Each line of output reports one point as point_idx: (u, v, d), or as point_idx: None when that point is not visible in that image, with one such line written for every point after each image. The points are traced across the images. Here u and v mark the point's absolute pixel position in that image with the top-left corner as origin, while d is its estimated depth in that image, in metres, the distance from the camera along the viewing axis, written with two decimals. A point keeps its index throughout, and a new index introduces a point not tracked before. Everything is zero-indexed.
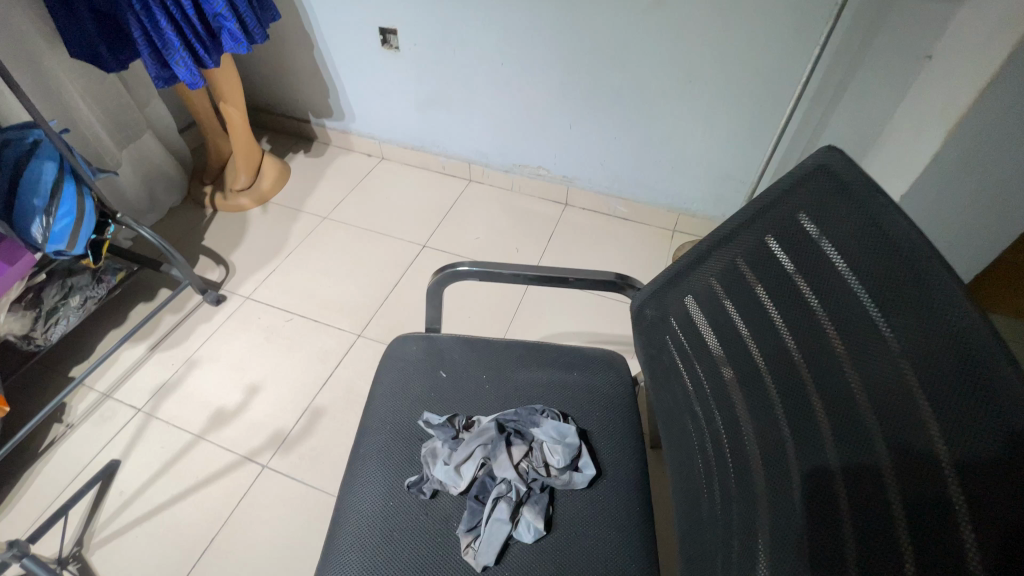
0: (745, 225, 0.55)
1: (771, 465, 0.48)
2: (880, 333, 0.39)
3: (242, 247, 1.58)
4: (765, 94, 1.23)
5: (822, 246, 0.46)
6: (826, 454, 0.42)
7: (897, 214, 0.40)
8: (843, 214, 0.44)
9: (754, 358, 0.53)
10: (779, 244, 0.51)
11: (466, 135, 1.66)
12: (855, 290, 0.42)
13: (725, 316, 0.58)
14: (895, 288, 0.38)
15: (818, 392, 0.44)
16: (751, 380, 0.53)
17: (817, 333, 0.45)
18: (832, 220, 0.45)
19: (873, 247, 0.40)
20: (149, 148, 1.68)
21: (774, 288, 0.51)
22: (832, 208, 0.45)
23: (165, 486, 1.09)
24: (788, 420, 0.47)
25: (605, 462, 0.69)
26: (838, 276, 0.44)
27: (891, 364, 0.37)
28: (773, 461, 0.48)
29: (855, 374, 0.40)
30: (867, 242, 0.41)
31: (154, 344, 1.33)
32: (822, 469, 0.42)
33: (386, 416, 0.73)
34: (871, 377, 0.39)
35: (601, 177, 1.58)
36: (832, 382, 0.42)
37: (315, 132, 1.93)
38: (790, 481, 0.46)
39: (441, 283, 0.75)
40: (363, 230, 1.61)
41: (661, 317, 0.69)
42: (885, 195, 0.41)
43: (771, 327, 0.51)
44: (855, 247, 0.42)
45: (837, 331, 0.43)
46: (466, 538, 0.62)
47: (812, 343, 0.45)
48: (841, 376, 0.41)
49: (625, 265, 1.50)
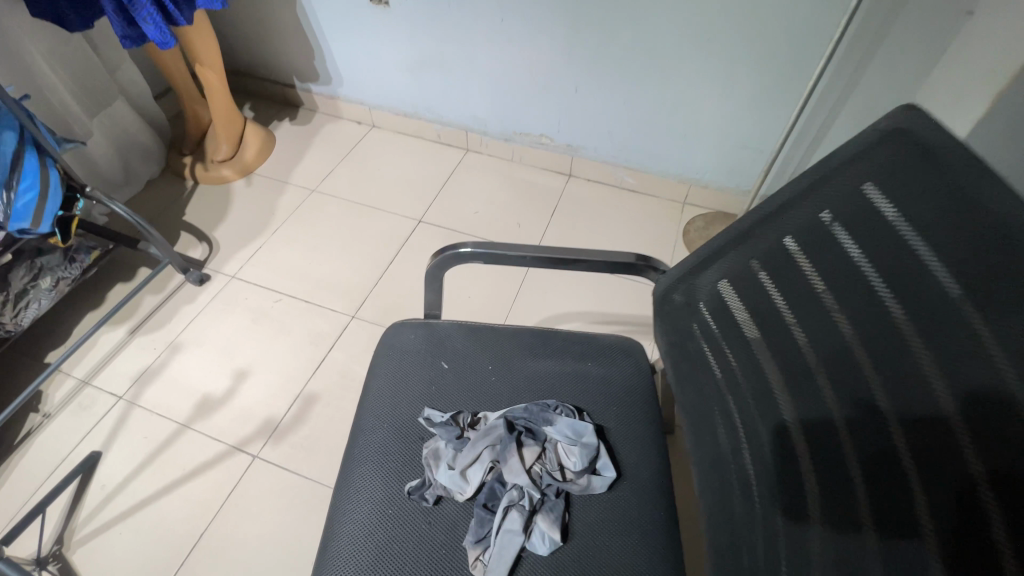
0: (792, 200, 0.47)
1: (828, 476, 0.42)
2: (978, 334, 0.31)
3: (226, 222, 1.48)
4: (789, 53, 1.13)
5: (894, 226, 0.38)
6: (904, 474, 0.35)
7: (1000, 185, 0.32)
8: (926, 184, 0.35)
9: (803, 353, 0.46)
10: (838, 223, 0.43)
11: (462, 100, 1.54)
12: (943, 280, 0.34)
13: (766, 305, 0.51)
14: (1002, 280, 0.31)
15: (891, 398, 0.37)
16: (799, 377, 0.47)
17: (889, 330, 0.38)
18: (910, 195, 0.37)
19: (969, 229, 0.33)
20: (121, 115, 1.56)
21: (830, 274, 0.43)
22: (909, 180, 0.37)
23: (150, 479, 1.03)
24: (850, 430, 0.40)
25: (624, 463, 0.63)
26: (917, 262, 0.36)
27: (996, 373, 0.30)
28: (832, 474, 0.42)
29: (943, 382, 0.33)
30: (958, 223, 0.33)
31: (135, 328, 1.26)
32: (902, 491, 0.36)
33: (383, 413, 0.66)
34: (966, 386, 0.32)
35: (607, 145, 1.48)
36: (909, 386, 0.36)
37: (300, 98, 1.80)
38: (856, 501, 0.39)
39: (441, 266, 0.67)
40: (354, 204, 1.52)
41: (690, 303, 0.61)
42: (983, 163, 0.33)
43: (827, 320, 0.44)
44: (942, 228, 0.34)
45: (918, 329, 0.35)
46: (474, 551, 0.56)
47: (882, 341, 0.38)
48: (925, 383, 0.35)
49: (633, 240, 1.43)
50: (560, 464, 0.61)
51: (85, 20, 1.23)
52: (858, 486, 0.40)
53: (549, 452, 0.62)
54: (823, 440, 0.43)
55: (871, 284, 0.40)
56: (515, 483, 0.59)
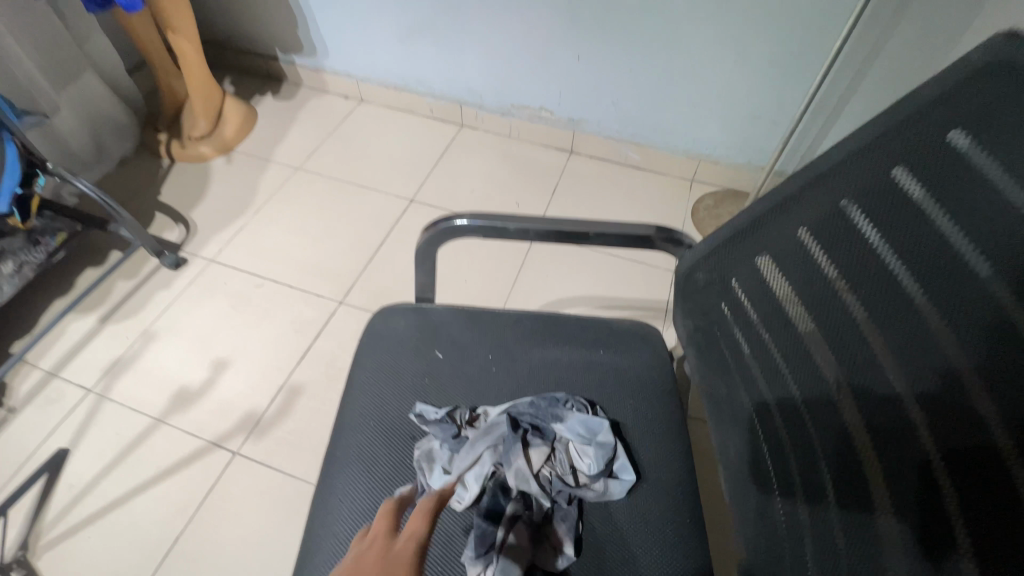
0: (853, 154, 0.40)
1: (901, 486, 0.34)
2: None
3: (204, 203, 1.39)
4: (811, 15, 1.04)
5: (991, 173, 0.31)
6: (1005, 480, 0.28)
7: None
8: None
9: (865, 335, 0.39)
10: (915, 177, 0.35)
11: (456, 71, 1.45)
12: None
13: (817, 280, 0.43)
14: None
15: (984, 385, 0.30)
16: (860, 365, 0.39)
17: (983, 301, 0.30)
18: (1009, 134, 0.30)
19: None
20: (92, 89, 1.45)
21: (903, 239, 0.36)
22: (1012, 115, 0.30)
23: (122, 478, 0.95)
24: (928, 425, 0.33)
25: (644, 463, 0.55)
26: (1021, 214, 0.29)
27: None
28: (904, 478, 0.34)
29: None
30: None
31: (105, 315, 1.16)
32: (1000, 500, 0.28)
33: (369, 409, 0.59)
34: None
35: (611, 119, 1.39)
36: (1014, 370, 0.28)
37: (283, 71, 1.70)
38: (935, 512, 0.32)
39: (433, 242, 0.59)
40: (342, 182, 1.43)
41: (720, 282, 0.54)
42: None
43: (898, 293, 0.36)
44: None
45: None
46: (476, 567, 0.48)
47: (973, 315, 0.31)
48: None
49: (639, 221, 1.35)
50: (572, 466, 0.54)
51: None
52: (943, 498, 0.31)
53: (557, 454, 0.55)
54: (893, 440, 0.35)
55: (959, 246, 0.32)
56: (521, 490, 0.52)
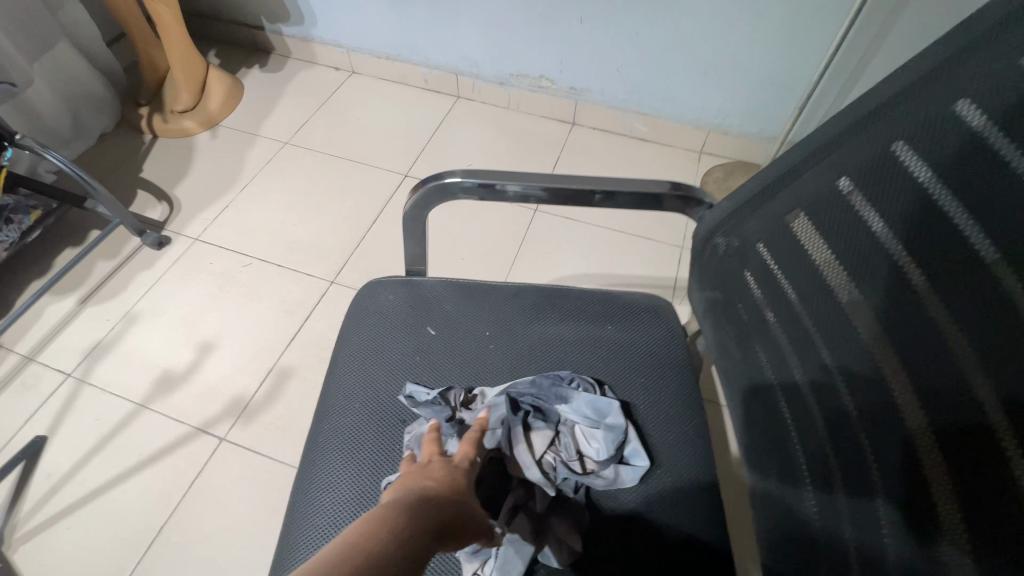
0: (909, 87, 0.34)
1: (961, 469, 0.29)
2: None
3: (189, 179, 1.33)
4: None
5: None
6: None
7: None
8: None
9: (916, 297, 0.33)
10: (985, 106, 0.30)
11: (452, 38, 1.37)
12: None
13: (859, 236, 0.38)
14: None
15: None
16: (910, 331, 0.34)
17: None
18: None
19: None
20: (68, 60, 1.37)
21: (969, 181, 0.30)
22: None
23: (103, 466, 0.91)
24: (997, 399, 0.28)
25: (658, 448, 0.50)
26: None
27: None
28: (964, 463, 0.29)
29: None
30: None
31: (85, 297, 1.11)
32: None
33: (355, 390, 0.54)
34: None
35: (615, 88, 1.32)
36: None
37: (270, 42, 1.62)
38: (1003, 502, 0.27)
39: (423, 206, 0.53)
40: (332, 157, 1.36)
41: (744, 247, 0.48)
42: None
43: (961, 245, 0.31)
44: None
45: None
46: (472, 564, 0.44)
47: None
48: None
49: None
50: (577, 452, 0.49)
51: None
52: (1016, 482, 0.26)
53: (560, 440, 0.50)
54: (951, 416, 0.30)
55: None
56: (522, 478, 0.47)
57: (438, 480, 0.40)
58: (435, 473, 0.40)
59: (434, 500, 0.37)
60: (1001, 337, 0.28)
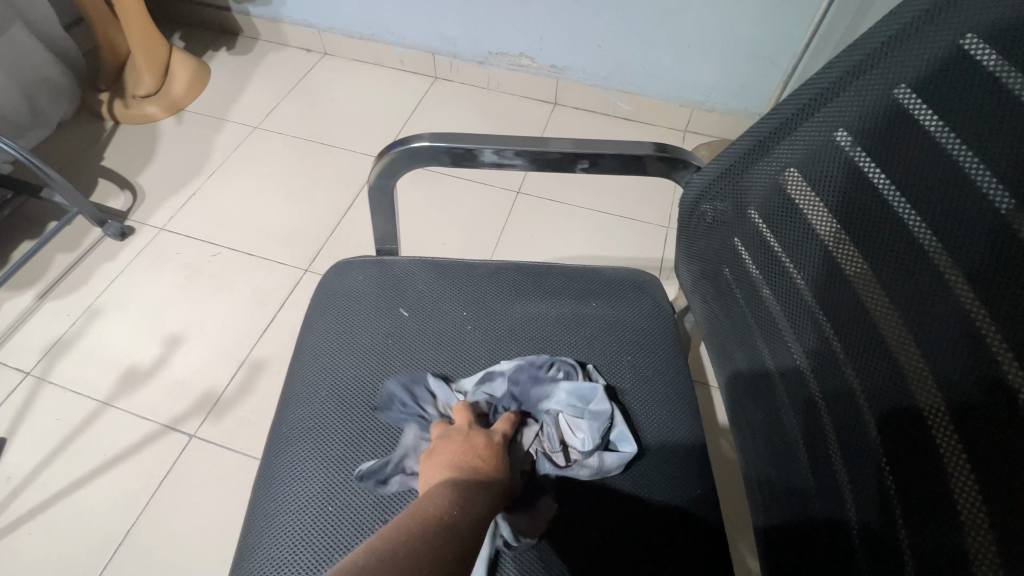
0: (911, 26, 0.31)
1: (971, 437, 0.27)
2: None
3: (154, 167, 1.26)
4: None
5: None
6: None
7: None
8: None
9: (922, 258, 0.31)
10: (1001, 41, 0.27)
11: (428, 16, 1.32)
12: None
13: (859, 192, 0.35)
14: None
15: None
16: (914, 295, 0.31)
17: None
18: None
19: None
20: (23, 45, 1.29)
21: (984, 124, 0.28)
22: None
23: (65, 467, 0.86)
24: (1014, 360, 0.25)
25: (645, 431, 0.48)
26: None
27: None
28: (979, 433, 0.27)
29: None
30: None
31: (44, 292, 1.05)
32: None
33: (322, 376, 0.50)
34: None
35: (596, 66, 1.28)
36: None
37: (238, 24, 1.55)
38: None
39: (390, 177, 0.49)
40: (304, 142, 1.31)
41: (733, 212, 0.45)
42: None
43: (972, 195, 0.28)
44: None
45: None
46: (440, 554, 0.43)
47: None
48: None
49: None
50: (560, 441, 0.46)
51: None
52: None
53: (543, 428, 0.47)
54: (961, 381, 0.28)
55: None
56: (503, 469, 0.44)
57: (478, 463, 0.38)
58: (474, 459, 0.38)
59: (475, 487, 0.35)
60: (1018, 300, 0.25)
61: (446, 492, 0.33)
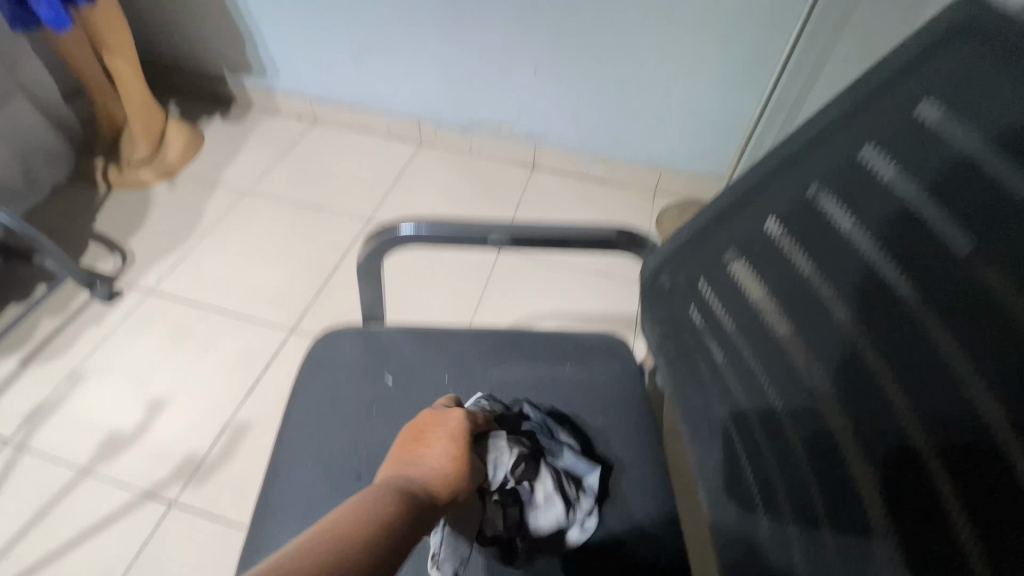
0: (817, 138, 0.37)
1: (896, 492, 0.31)
2: None
3: (145, 231, 1.30)
4: (755, 29, 1.07)
5: (964, 143, 0.29)
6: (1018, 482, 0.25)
7: None
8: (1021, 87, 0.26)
9: (848, 330, 0.35)
10: (885, 154, 0.33)
11: (413, 88, 1.42)
12: None
13: (790, 272, 0.40)
14: None
15: (982, 377, 0.27)
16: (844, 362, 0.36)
17: (971, 282, 0.28)
18: (980, 99, 0.28)
19: None
20: (22, 115, 1.35)
21: (881, 221, 0.33)
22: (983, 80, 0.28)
23: (39, 540, 0.84)
24: (922, 425, 0.30)
25: (614, 493, 0.51)
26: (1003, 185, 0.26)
27: None
28: (902, 490, 0.31)
29: None
30: None
31: (28, 357, 1.05)
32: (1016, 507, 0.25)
33: (309, 445, 0.52)
34: None
35: (570, 133, 1.38)
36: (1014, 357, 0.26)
37: (232, 93, 1.63)
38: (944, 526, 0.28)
39: (376, 255, 0.54)
40: (293, 205, 1.36)
41: (687, 283, 0.50)
42: None
43: (878, 279, 0.33)
44: None
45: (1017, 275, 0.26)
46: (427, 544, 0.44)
47: (963, 297, 0.28)
48: None
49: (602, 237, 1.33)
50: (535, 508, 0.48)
51: None
52: (951, 512, 0.28)
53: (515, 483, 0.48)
54: (882, 440, 0.32)
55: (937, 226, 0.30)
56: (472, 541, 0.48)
57: (436, 469, 0.36)
58: (435, 468, 0.36)
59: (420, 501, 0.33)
60: (926, 370, 0.30)
61: (385, 501, 0.32)
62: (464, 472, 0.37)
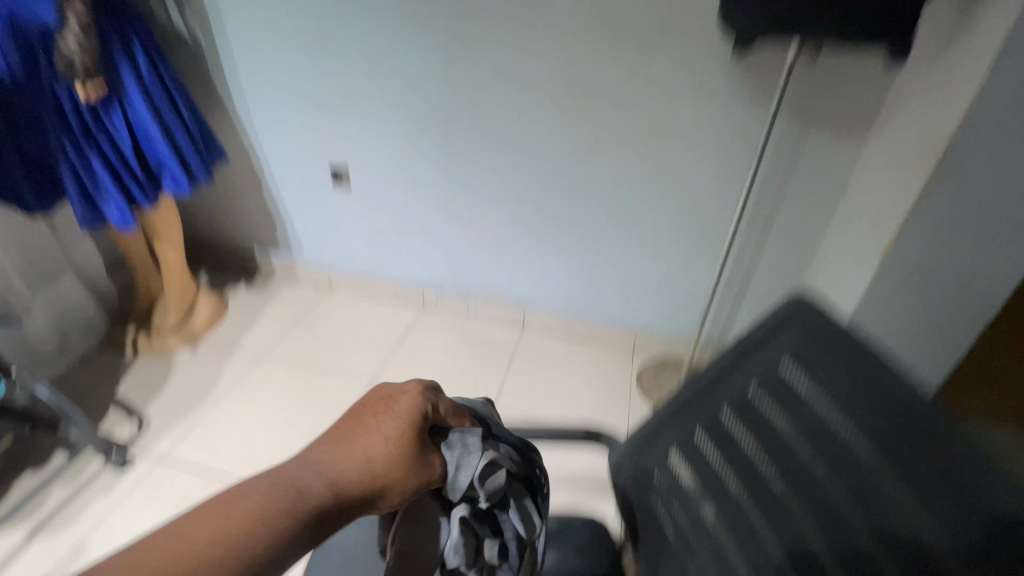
0: (709, 381, 0.52)
1: None
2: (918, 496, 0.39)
3: (162, 397, 1.40)
4: (702, 223, 1.33)
5: (813, 399, 0.46)
6: None
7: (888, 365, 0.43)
8: (858, 370, 0.44)
9: (775, 524, 0.46)
10: (763, 399, 0.48)
11: (419, 264, 1.65)
12: (868, 448, 0.42)
13: (704, 482, 0.51)
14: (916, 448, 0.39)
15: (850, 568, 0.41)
16: (772, 548, 0.46)
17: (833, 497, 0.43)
18: (819, 373, 0.46)
19: (880, 401, 0.42)
20: (69, 291, 1.53)
21: (767, 445, 0.48)
22: (817, 362, 0.46)
23: None
24: None
25: None
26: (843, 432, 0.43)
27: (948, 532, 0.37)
28: None
29: (900, 541, 0.39)
30: (871, 399, 0.42)
31: (34, 529, 1.10)
32: None
33: None
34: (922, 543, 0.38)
35: (556, 301, 1.57)
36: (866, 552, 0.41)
37: (259, 265, 1.85)
38: None
39: None
40: (299, 372, 1.48)
41: (613, 489, 0.57)
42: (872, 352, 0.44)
43: (767, 490, 0.47)
44: (858, 404, 0.43)
45: (859, 495, 0.42)
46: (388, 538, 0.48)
47: (830, 508, 0.43)
48: (883, 548, 0.40)
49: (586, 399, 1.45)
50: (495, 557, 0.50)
51: (46, 204, 1.30)
52: None
53: (490, 516, 0.51)
54: None
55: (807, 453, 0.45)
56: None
57: (364, 461, 0.41)
58: (378, 459, 0.41)
59: (342, 496, 0.39)
60: (834, 552, 0.42)
61: (302, 497, 0.37)
62: (404, 478, 0.42)
